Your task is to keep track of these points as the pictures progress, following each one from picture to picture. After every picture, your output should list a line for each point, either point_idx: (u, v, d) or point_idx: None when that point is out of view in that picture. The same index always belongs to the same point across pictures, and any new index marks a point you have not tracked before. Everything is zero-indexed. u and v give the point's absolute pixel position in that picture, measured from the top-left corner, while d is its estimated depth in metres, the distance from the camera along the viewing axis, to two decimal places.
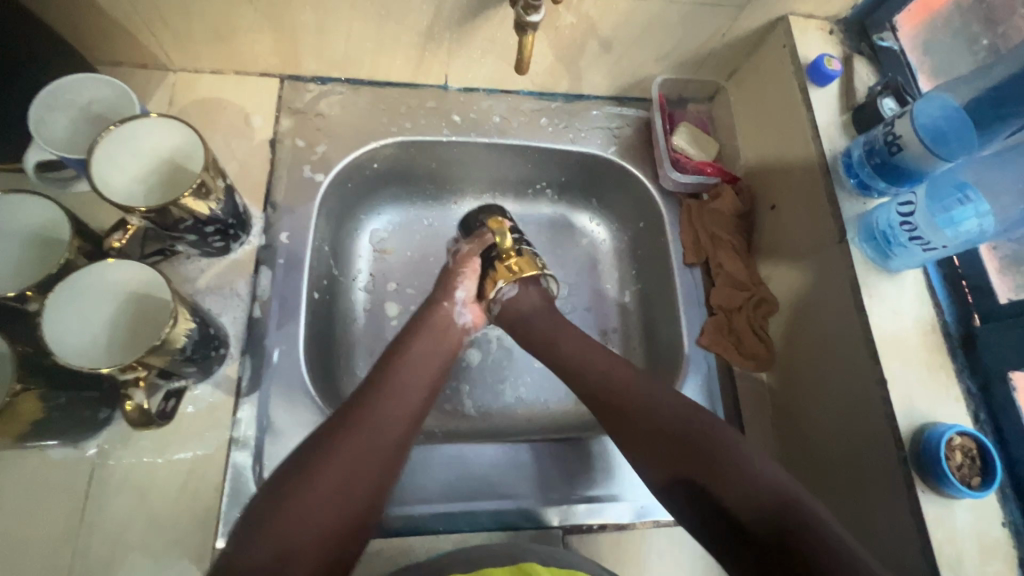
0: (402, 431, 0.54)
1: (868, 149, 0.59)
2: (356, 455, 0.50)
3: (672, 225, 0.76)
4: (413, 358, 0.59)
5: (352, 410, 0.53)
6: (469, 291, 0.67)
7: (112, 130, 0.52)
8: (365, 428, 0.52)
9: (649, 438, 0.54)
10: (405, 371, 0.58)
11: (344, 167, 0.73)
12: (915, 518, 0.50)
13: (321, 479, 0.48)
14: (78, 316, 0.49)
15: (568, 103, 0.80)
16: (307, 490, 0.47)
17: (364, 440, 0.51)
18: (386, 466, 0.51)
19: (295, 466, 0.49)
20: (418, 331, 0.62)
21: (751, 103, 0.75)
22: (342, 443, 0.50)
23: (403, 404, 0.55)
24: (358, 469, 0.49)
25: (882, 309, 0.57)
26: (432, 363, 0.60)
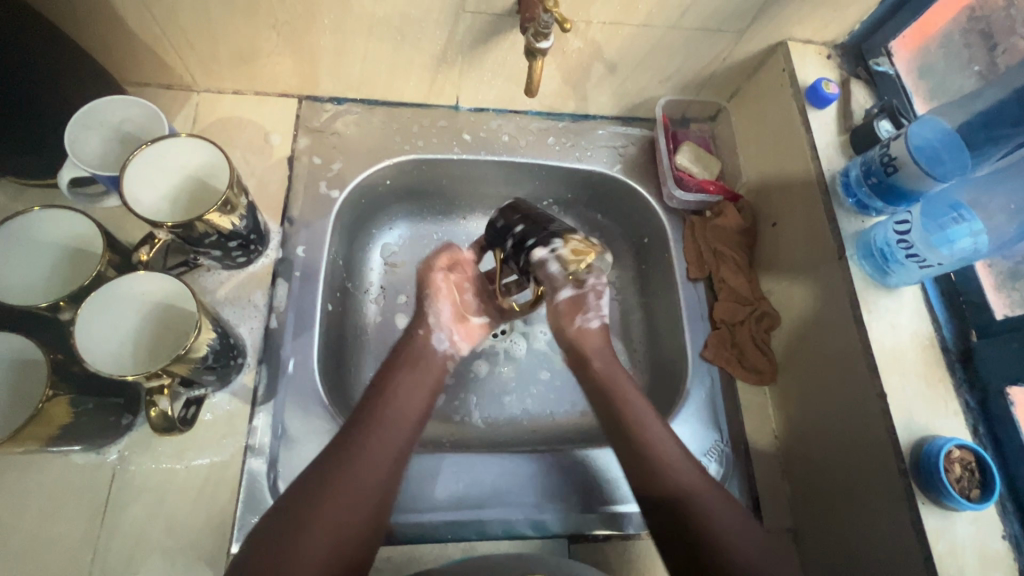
0: (389, 469, 0.54)
1: (865, 169, 0.61)
2: (348, 496, 0.50)
3: (675, 241, 0.78)
4: (396, 395, 0.59)
5: (344, 447, 0.53)
6: (443, 314, 0.67)
7: (143, 149, 0.54)
8: (349, 473, 0.51)
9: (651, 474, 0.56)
10: (386, 411, 0.57)
11: (358, 183, 0.75)
12: (915, 530, 0.51)
13: (314, 527, 0.48)
14: (106, 326, 0.52)
15: (574, 122, 0.83)
16: (291, 548, 0.47)
17: (354, 482, 0.51)
18: (376, 508, 0.52)
19: (288, 510, 0.49)
20: (403, 359, 0.62)
21: (753, 124, 0.78)
22: (333, 486, 0.50)
23: (391, 438, 0.55)
24: (344, 515, 0.49)
25: (880, 324, 0.58)
26: (418, 393, 0.60)
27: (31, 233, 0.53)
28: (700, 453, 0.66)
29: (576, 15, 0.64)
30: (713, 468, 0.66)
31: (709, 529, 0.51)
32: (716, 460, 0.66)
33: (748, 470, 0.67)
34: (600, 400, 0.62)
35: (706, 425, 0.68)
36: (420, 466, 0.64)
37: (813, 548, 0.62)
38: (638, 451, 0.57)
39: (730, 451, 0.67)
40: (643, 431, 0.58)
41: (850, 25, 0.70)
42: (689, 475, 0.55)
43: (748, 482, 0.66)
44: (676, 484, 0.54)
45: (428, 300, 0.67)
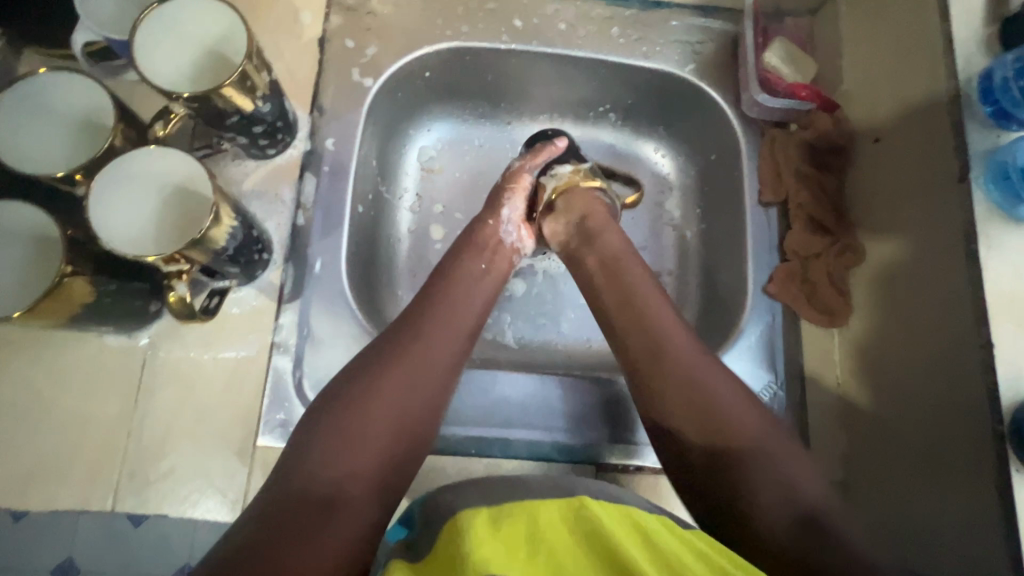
0: (450, 358, 0.51)
1: (1018, 68, 0.48)
2: (409, 378, 0.48)
3: (749, 158, 0.68)
4: (465, 281, 0.57)
5: (397, 336, 0.51)
6: (517, 209, 0.63)
7: (153, 8, 0.50)
8: (415, 350, 0.50)
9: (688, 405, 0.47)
10: (453, 295, 0.55)
11: (394, 73, 0.68)
12: (1002, 501, 0.45)
13: (373, 407, 0.46)
14: (128, 208, 0.49)
15: (645, 11, 0.71)
16: (356, 421, 0.45)
17: (411, 365, 0.49)
18: (435, 399, 0.49)
19: (340, 395, 0.47)
20: (467, 252, 0.60)
21: (869, 15, 0.63)
22: (391, 368, 0.48)
23: (453, 327, 0.53)
24: (410, 393, 0.48)
25: (1001, 265, 0.48)
26: (482, 285, 0.58)
27: (45, 102, 0.50)
28: None
29: None
30: None
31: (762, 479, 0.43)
32: (767, 402, 0.61)
33: (802, 417, 0.61)
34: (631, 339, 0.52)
35: (760, 365, 0.62)
36: None
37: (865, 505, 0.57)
38: (681, 387, 0.48)
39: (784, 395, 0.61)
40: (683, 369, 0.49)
41: None
42: (750, 417, 0.46)
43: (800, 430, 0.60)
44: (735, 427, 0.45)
45: (507, 191, 0.63)
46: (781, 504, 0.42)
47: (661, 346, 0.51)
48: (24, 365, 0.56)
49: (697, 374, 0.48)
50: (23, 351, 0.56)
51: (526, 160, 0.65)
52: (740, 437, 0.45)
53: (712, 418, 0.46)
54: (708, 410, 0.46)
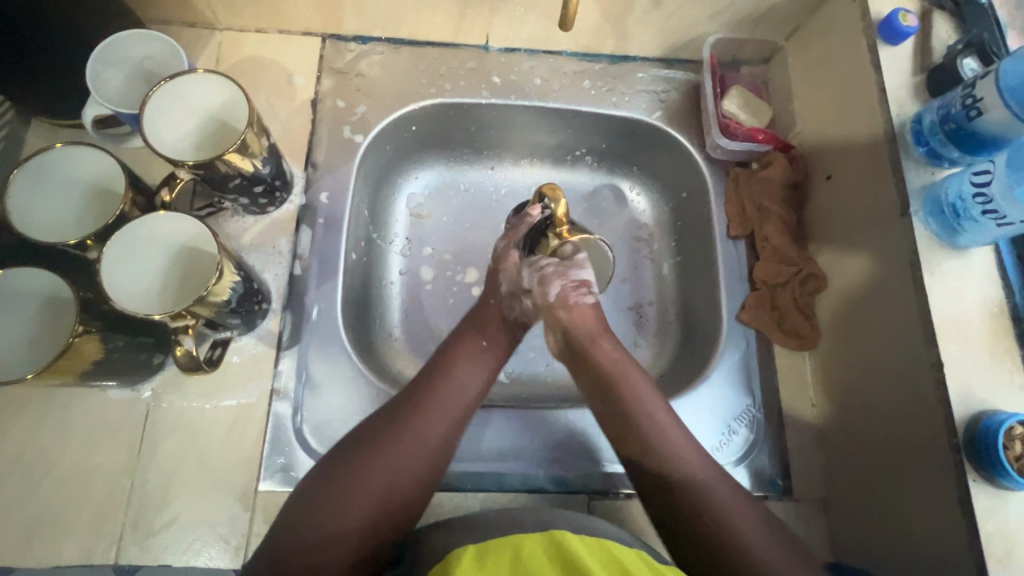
0: (444, 434, 0.53)
1: (941, 113, 0.54)
2: (399, 460, 0.50)
3: (716, 196, 0.73)
4: (467, 354, 0.59)
5: (398, 410, 0.53)
6: (510, 278, 0.64)
7: (163, 83, 0.54)
8: (411, 430, 0.52)
9: (643, 442, 0.53)
10: (454, 370, 0.57)
11: (383, 128, 0.72)
12: (963, 508, 0.48)
13: (362, 484, 0.48)
14: (132, 268, 0.52)
15: (612, 65, 0.77)
16: (347, 494, 0.48)
17: (408, 444, 0.51)
18: (426, 475, 0.51)
19: (335, 467, 0.50)
20: (471, 329, 0.61)
21: (813, 65, 0.70)
22: (384, 447, 0.50)
23: (447, 410, 0.54)
24: (399, 470, 0.50)
25: (944, 288, 0.53)
26: (480, 364, 0.59)
27: (55, 171, 0.53)
28: (730, 418, 0.64)
29: None
30: (743, 432, 0.64)
31: (706, 508, 0.49)
32: (747, 425, 0.64)
33: (781, 437, 0.64)
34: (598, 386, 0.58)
35: (738, 390, 0.65)
36: None
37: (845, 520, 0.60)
38: (629, 423, 0.55)
39: (761, 417, 0.65)
40: (639, 410, 0.55)
41: None
42: (693, 457, 0.52)
43: (780, 451, 0.64)
44: (674, 466, 0.52)
45: (500, 270, 0.65)
46: (737, 545, 0.47)
47: (630, 403, 0.55)
48: (27, 422, 0.57)
49: (647, 433, 0.54)
50: (28, 409, 0.58)
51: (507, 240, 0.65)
52: (687, 476, 0.51)
53: (657, 462, 0.52)
54: (659, 441, 0.53)
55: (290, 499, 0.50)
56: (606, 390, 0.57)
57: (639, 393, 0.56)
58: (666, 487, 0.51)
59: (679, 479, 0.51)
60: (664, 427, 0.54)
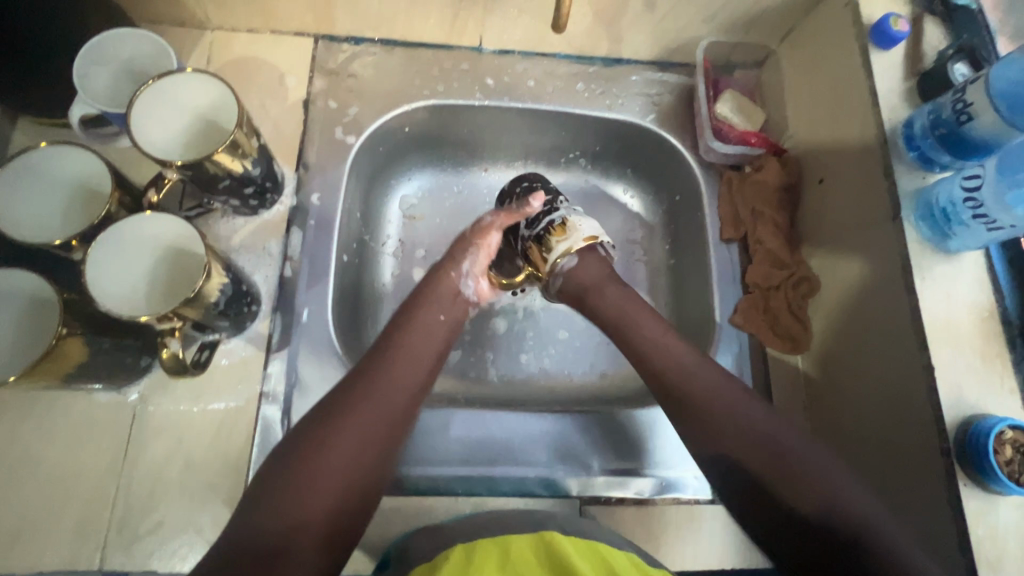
0: (406, 403, 0.53)
1: (932, 118, 0.54)
2: (362, 431, 0.49)
3: (709, 199, 0.73)
4: (419, 329, 0.59)
5: (355, 380, 0.53)
6: (478, 263, 0.66)
7: (150, 83, 0.53)
8: (372, 399, 0.51)
9: (729, 414, 0.53)
10: (409, 343, 0.57)
11: (375, 129, 0.72)
12: (954, 513, 0.48)
13: (325, 459, 0.47)
14: (116, 267, 0.51)
15: (607, 67, 0.77)
16: (313, 468, 0.46)
17: (371, 414, 0.50)
18: (389, 443, 0.51)
19: (297, 444, 0.48)
20: (421, 308, 0.61)
21: (806, 69, 0.70)
22: (346, 419, 0.49)
23: (401, 380, 0.54)
24: (364, 441, 0.49)
25: (935, 293, 0.53)
26: (431, 341, 0.59)
27: (39, 171, 0.52)
28: None
29: None
30: None
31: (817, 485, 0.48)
32: None
33: None
34: (663, 363, 0.57)
35: None
36: (430, 422, 0.63)
37: None
38: (710, 402, 0.54)
39: None
40: (710, 391, 0.54)
41: None
42: (772, 426, 0.51)
43: None
44: (763, 440, 0.51)
45: (470, 249, 0.66)
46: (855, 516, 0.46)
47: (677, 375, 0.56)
48: (11, 426, 0.56)
49: (723, 402, 0.53)
50: (10, 411, 0.57)
51: (497, 216, 0.67)
52: (770, 451, 0.50)
53: (753, 439, 0.51)
54: (750, 430, 0.51)
55: (250, 483, 0.47)
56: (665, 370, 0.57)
57: (719, 378, 0.55)
58: (761, 461, 0.50)
59: (779, 454, 0.50)
60: (745, 406, 0.53)
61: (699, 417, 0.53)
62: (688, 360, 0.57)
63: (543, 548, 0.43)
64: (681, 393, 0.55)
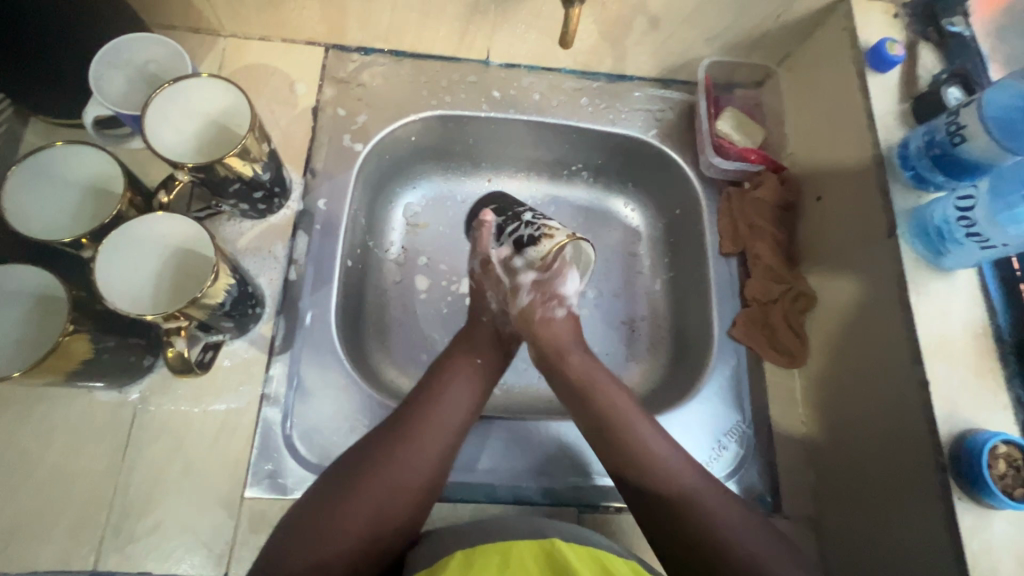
0: (441, 455, 0.53)
1: (926, 139, 0.56)
2: (398, 473, 0.51)
3: (709, 214, 0.74)
4: (456, 374, 0.59)
5: (396, 427, 0.53)
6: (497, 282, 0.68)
7: (164, 87, 0.54)
8: (406, 448, 0.52)
9: (651, 460, 0.53)
10: (447, 390, 0.57)
11: (383, 138, 0.73)
12: (949, 527, 0.48)
13: (357, 502, 0.48)
14: (128, 264, 0.52)
15: (610, 83, 0.79)
16: (340, 514, 0.47)
17: (404, 462, 0.51)
18: (420, 495, 0.51)
19: (332, 488, 0.49)
20: (461, 350, 0.62)
21: (804, 90, 0.72)
22: (377, 467, 0.50)
23: (440, 429, 0.54)
24: (393, 489, 0.50)
25: (930, 309, 0.54)
26: (472, 383, 0.59)
27: (51, 170, 0.53)
28: (720, 433, 0.65)
29: None
30: (733, 448, 0.64)
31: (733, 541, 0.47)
32: (737, 440, 0.64)
33: (770, 455, 0.65)
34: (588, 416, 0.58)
35: (728, 405, 0.66)
36: None
37: (834, 539, 0.60)
38: (630, 450, 0.54)
39: (751, 433, 0.65)
40: (638, 440, 0.54)
41: None
42: (687, 472, 0.52)
43: (769, 467, 0.64)
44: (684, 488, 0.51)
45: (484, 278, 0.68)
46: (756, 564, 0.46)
47: (628, 444, 0.54)
48: (10, 423, 0.56)
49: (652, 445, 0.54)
50: (10, 408, 0.57)
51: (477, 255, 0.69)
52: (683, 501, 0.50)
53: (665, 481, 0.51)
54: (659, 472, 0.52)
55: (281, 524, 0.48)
56: (601, 418, 0.57)
57: (633, 420, 0.56)
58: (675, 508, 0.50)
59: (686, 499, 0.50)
60: (653, 448, 0.54)
61: (631, 466, 0.53)
62: (612, 406, 0.57)
63: (542, 551, 0.43)
64: (617, 440, 0.55)
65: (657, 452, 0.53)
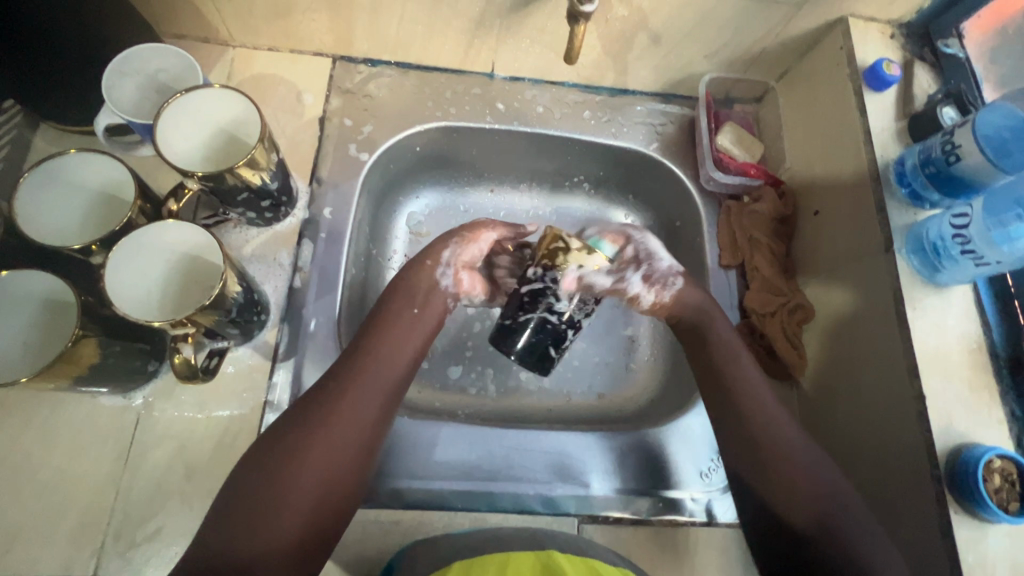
0: (381, 406, 0.52)
1: (922, 158, 0.57)
2: (338, 439, 0.48)
3: (709, 226, 0.75)
4: (394, 326, 0.57)
5: (331, 383, 0.51)
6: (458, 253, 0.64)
7: (177, 97, 0.54)
8: (344, 403, 0.50)
9: (747, 411, 0.55)
10: (383, 342, 0.55)
11: (388, 148, 0.74)
12: (945, 539, 0.49)
13: (300, 462, 0.46)
14: (136, 270, 0.53)
15: (612, 97, 0.80)
16: (286, 477, 0.46)
17: (346, 418, 0.50)
18: (366, 448, 0.50)
19: (270, 449, 0.47)
20: (400, 301, 0.59)
21: (802, 106, 0.74)
22: (317, 425, 0.48)
23: (377, 381, 0.52)
24: (337, 445, 0.48)
25: (926, 324, 0.55)
26: (411, 337, 0.57)
27: (63, 176, 0.54)
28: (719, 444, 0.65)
29: None
30: None
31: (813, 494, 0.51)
32: None
33: None
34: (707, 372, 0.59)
35: None
36: (421, 437, 0.63)
37: None
38: (733, 402, 0.56)
39: None
40: (743, 389, 0.57)
41: (918, 3, 0.65)
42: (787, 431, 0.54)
43: None
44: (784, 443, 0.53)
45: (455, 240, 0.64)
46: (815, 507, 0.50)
47: (730, 396, 0.56)
48: (13, 428, 0.56)
49: (742, 394, 0.56)
50: (13, 413, 0.57)
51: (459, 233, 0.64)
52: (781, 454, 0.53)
53: (756, 432, 0.54)
54: (752, 423, 0.55)
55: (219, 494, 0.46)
56: (720, 369, 0.58)
57: (749, 377, 0.57)
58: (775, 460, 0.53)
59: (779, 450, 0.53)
60: (766, 401, 0.56)
61: (734, 417, 0.56)
62: (751, 372, 0.58)
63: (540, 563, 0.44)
64: (722, 387, 0.57)
65: (759, 403, 0.56)
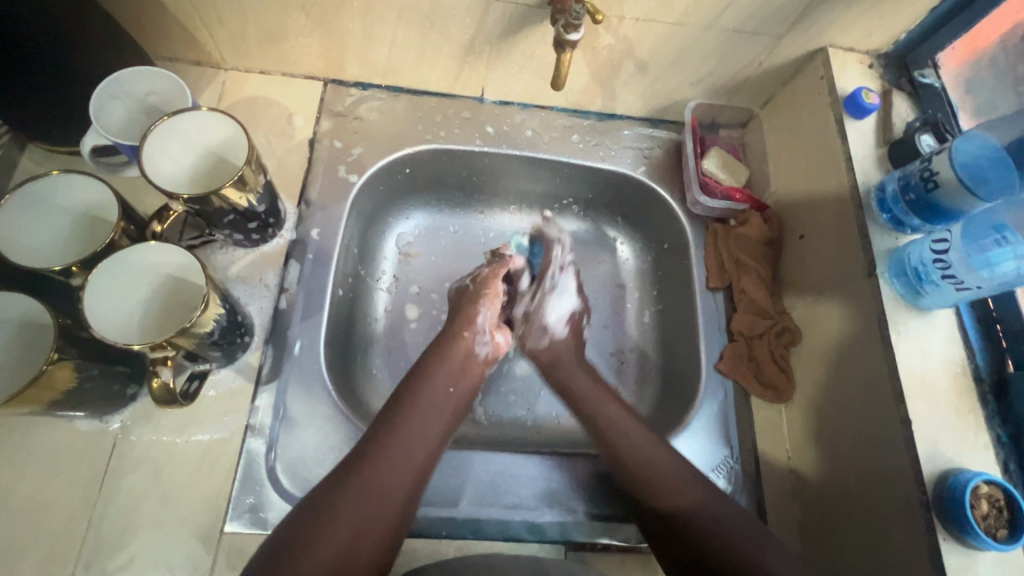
0: (419, 471, 0.53)
1: (902, 184, 0.59)
2: (361, 514, 0.48)
3: (696, 249, 0.76)
4: (434, 392, 0.59)
5: (373, 445, 0.53)
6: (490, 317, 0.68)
7: (164, 119, 0.54)
8: (383, 465, 0.52)
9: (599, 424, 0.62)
10: (420, 406, 0.57)
11: (378, 169, 0.75)
12: (935, 567, 0.49)
13: (336, 521, 0.47)
14: (117, 292, 0.52)
15: (600, 121, 0.81)
16: (321, 537, 0.46)
17: (384, 480, 0.51)
18: (399, 512, 0.51)
19: (309, 508, 0.48)
20: (441, 369, 0.61)
21: (785, 132, 0.75)
22: (358, 487, 0.50)
23: (417, 446, 0.54)
24: (373, 508, 0.49)
25: (910, 349, 0.55)
26: (445, 411, 0.59)
27: (46, 197, 0.53)
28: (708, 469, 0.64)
29: (609, 8, 0.62)
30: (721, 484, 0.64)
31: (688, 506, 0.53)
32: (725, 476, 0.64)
33: (758, 491, 0.64)
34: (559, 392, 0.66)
35: (716, 440, 0.66)
36: None
37: None
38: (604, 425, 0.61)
39: (739, 469, 0.65)
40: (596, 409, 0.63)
41: (895, 34, 0.67)
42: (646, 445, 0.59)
43: (758, 502, 0.64)
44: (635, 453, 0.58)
45: (482, 302, 0.68)
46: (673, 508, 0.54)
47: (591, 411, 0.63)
48: None
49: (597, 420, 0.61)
50: None
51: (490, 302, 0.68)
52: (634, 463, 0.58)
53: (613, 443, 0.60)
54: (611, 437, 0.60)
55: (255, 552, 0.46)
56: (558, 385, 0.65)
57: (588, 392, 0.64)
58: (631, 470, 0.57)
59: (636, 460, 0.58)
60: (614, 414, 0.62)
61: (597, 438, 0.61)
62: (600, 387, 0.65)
63: None
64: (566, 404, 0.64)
65: (615, 419, 0.61)
